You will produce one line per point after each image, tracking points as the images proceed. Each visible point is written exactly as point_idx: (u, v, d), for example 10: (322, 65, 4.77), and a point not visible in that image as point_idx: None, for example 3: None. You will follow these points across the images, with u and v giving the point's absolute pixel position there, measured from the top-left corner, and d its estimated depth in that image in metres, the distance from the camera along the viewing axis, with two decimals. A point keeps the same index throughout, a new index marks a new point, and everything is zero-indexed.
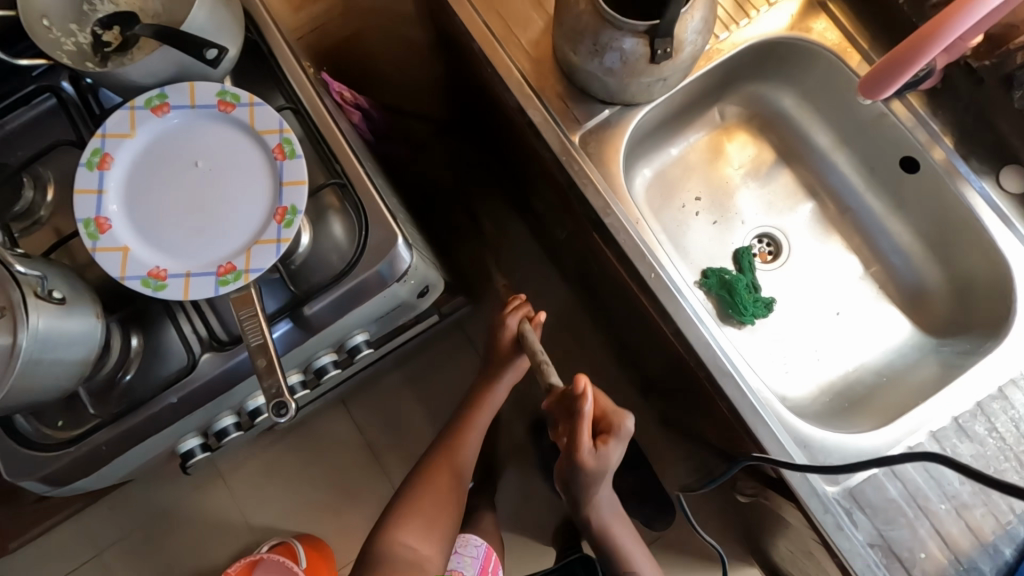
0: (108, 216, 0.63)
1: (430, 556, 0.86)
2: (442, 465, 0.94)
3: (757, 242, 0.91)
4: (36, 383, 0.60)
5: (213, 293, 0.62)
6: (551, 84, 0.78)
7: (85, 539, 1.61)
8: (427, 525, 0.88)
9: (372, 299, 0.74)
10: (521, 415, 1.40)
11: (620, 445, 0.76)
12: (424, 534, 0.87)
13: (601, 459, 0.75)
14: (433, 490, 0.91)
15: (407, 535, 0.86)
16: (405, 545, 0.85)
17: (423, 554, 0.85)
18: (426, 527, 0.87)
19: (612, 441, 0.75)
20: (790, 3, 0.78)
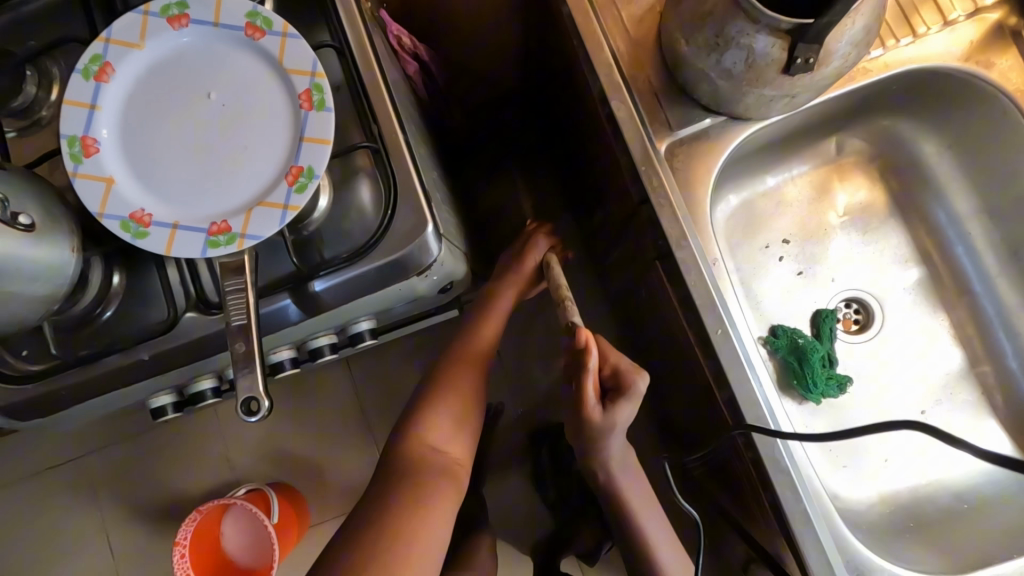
0: (97, 138, 0.53)
1: (458, 455, 0.75)
2: (460, 360, 0.80)
3: (844, 307, 0.76)
4: None
5: (199, 254, 0.52)
6: (645, 75, 0.64)
7: (72, 438, 1.61)
8: (453, 424, 0.75)
9: (386, 289, 0.63)
10: (526, 419, 1.30)
11: (632, 409, 0.66)
12: (453, 436, 0.75)
13: (608, 419, 0.66)
14: (457, 390, 0.78)
15: (430, 434, 0.73)
16: (428, 440, 0.73)
17: (453, 456, 0.74)
18: (452, 425, 0.76)
19: (624, 404, 0.65)
20: (972, 27, 0.61)
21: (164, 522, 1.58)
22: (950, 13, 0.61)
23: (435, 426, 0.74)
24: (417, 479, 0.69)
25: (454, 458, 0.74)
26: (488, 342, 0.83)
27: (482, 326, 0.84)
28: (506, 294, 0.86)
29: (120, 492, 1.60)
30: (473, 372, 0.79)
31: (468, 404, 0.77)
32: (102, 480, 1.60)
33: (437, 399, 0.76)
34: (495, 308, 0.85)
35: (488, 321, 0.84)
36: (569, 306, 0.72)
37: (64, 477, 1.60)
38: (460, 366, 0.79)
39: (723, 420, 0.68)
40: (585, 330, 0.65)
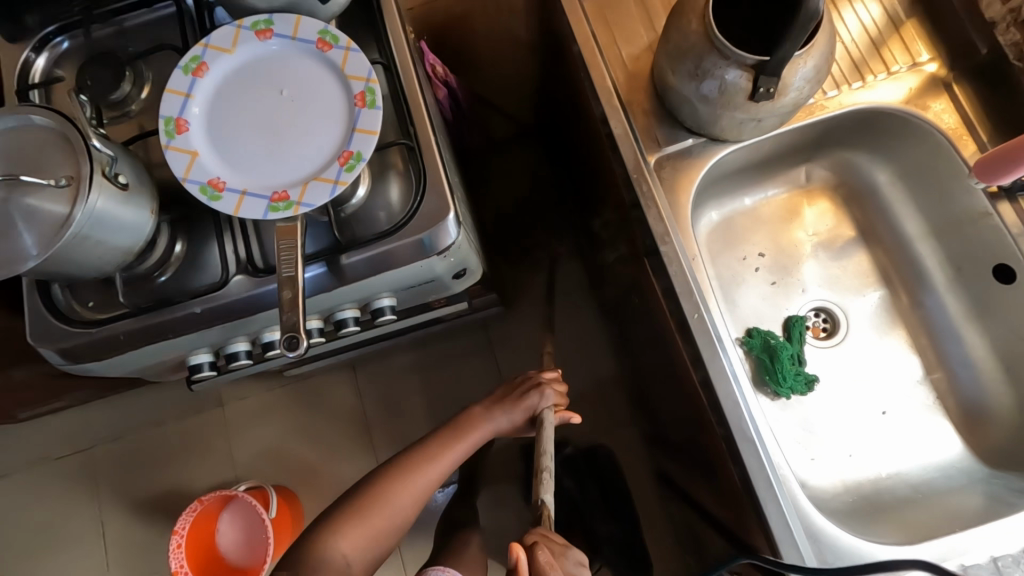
0: (188, 119, 0.65)
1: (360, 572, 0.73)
2: (461, 438, 0.80)
3: (813, 315, 0.85)
4: (79, 256, 0.63)
5: (260, 216, 0.63)
6: (640, 101, 0.76)
7: (85, 428, 1.68)
8: (371, 539, 0.73)
9: (407, 266, 0.73)
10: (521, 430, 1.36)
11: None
12: (363, 550, 0.73)
13: None
14: (446, 459, 0.79)
15: (349, 544, 0.72)
16: (340, 552, 0.72)
17: (420, 505, 0.77)
18: (434, 479, 0.78)
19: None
20: (911, 77, 0.74)
21: (160, 517, 1.61)
22: (893, 65, 0.74)
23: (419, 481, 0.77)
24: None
25: (376, 542, 0.74)
26: (439, 475, 0.78)
27: (439, 460, 0.79)
28: (495, 416, 0.83)
29: (122, 484, 1.64)
30: (408, 509, 0.76)
31: (389, 532, 0.75)
32: (107, 470, 1.65)
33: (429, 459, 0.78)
34: (441, 463, 0.78)
35: (487, 425, 0.82)
36: (543, 483, 0.69)
37: (72, 465, 1.66)
38: (384, 502, 0.75)
39: (699, 404, 0.76)
40: (517, 549, 0.58)
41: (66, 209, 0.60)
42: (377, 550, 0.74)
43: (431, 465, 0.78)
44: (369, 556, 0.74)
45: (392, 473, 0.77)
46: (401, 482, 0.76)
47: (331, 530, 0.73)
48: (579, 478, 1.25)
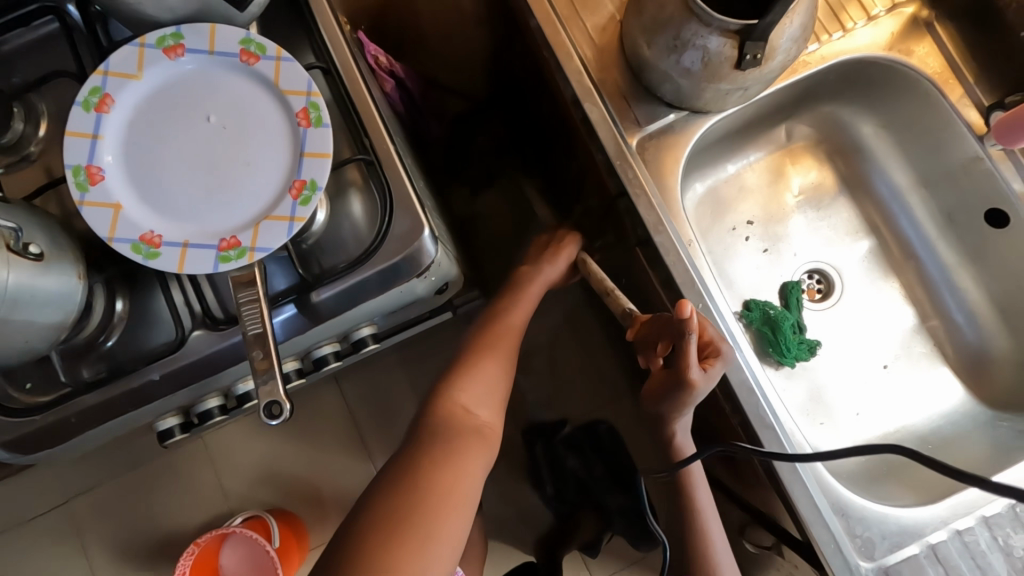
0: (101, 165, 0.55)
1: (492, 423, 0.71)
2: (499, 333, 0.82)
3: (807, 278, 0.83)
4: None
5: (210, 269, 0.54)
6: (612, 78, 0.70)
7: (56, 483, 1.57)
8: (487, 389, 0.74)
9: (386, 294, 0.67)
10: (518, 419, 1.34)
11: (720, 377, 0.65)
12: (485, 399, 0.73)
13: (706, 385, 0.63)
14: (492, 358, 0.78)
15: (468, 397, 0.72)
16: (461, 403, 0.71)
17: (484, 420, 0.70)
18: (486, 385, 0.74)
19: (719, 363, 0.63)
20: (892, 20, 0.69)
21: (157, 561, 1.54)
22: (872, 9, 0.69)
23: (468, 388, 0.73)
24: (448, 437, 0.65)
25: (490, 392, 0.74)
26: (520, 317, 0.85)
27: (519, 301, 0.87)
28: (556, 252, 0.93)
29: (109, 534, 1.55)
30: (506, 352, 0.79)
31: (502, 377, 0.77)
32: (90, 523, 1.56)
33: (469, 369, 0.75)
34: (516, 312, 0.86)
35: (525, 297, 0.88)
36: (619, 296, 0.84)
37: (50, 523, 1.56)
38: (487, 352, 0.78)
39: (709, 391, 0.74)
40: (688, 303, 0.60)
41: None
42: (494, 402, 0.73)
43: (473, 371, 0.75)
44: (493, 402, 0.74)
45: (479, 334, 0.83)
46: (495, 333, 0.81)
47: (446, 391, 0.72)
48: (582, 456, 1.30)
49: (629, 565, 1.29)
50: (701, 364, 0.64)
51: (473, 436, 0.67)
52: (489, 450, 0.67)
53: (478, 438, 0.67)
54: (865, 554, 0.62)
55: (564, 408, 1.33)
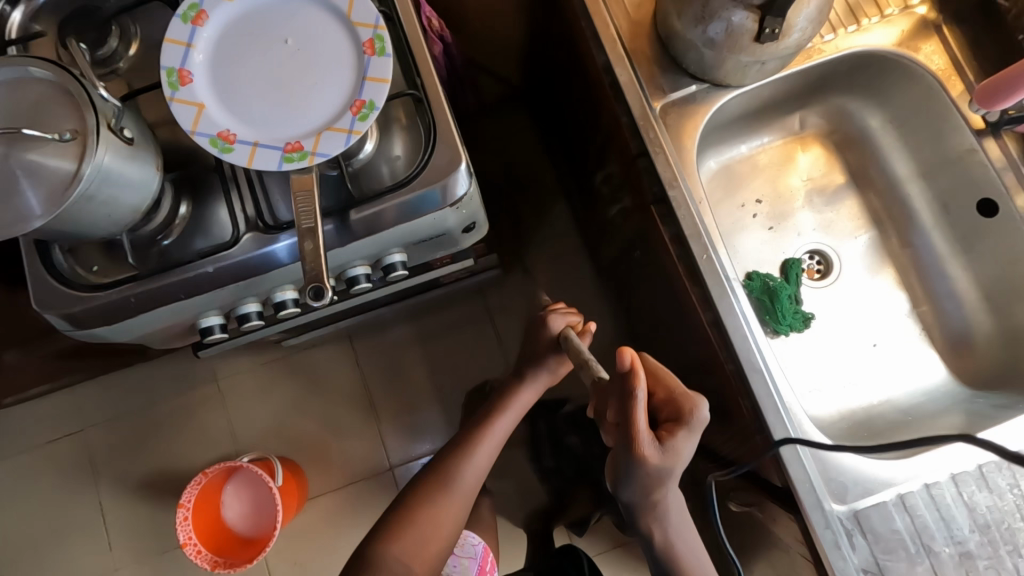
0: (191, 70, 0.63)
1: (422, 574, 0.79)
2: (445, 486, 0.84)
3: (807, 257, 0.89)
4: (90, 215, 0.61)
5: (275, 168, 0.62)
6: (643, 49, 0.77)
7: (77, 411, 1.65)
8: (418, 547, 0.79)
9: (420, 219, 0.74)
10: None
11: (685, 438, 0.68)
12: (418, 546, 0.79)
13: (670, 454, 0.66)
14: (434, 517, 0.82)
15: (400, 547, 0.79)
16: (398, 559, 0.78)
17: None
18: (425, 535, 0.80)
19: (683, 431, 0.67)
20: (903, 20, 0.76)
21: (162, 495, 1.60)
22: (886, 8, 0.76)
23: (405, 541, 0.79)
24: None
25: (435, 535, 0.81)
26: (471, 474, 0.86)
27: (483, 439, 0.88)
28: (518, 396, 0.91)
29: (120, 464, 1.63)
30: (446, 514, 0.82)
31: (436, 551, 0.81)
32: (104, 452, 1.63)
33: (415, 515, 0.81)
34: (495, 426, 0.89)
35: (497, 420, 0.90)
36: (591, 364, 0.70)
37: (67, 449, 1.64)
38: (435, 499, 0.82)
39: (706, 345, 0.80)
40: (629, 350, 0.63)
41: (74, 165, 0.58)
42: (436, 538, 0.81)
43: (418, 510, 0.81)
44: (438, 541, 0.81)
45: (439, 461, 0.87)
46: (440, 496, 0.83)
47: (376, 548, 0.79)
48: (581, 429, 1.34)
49: (616, 541, 1.32)
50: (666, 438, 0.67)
51: None
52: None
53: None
54: (837, 498, 0.67)
55: (566, 382, 1.39)
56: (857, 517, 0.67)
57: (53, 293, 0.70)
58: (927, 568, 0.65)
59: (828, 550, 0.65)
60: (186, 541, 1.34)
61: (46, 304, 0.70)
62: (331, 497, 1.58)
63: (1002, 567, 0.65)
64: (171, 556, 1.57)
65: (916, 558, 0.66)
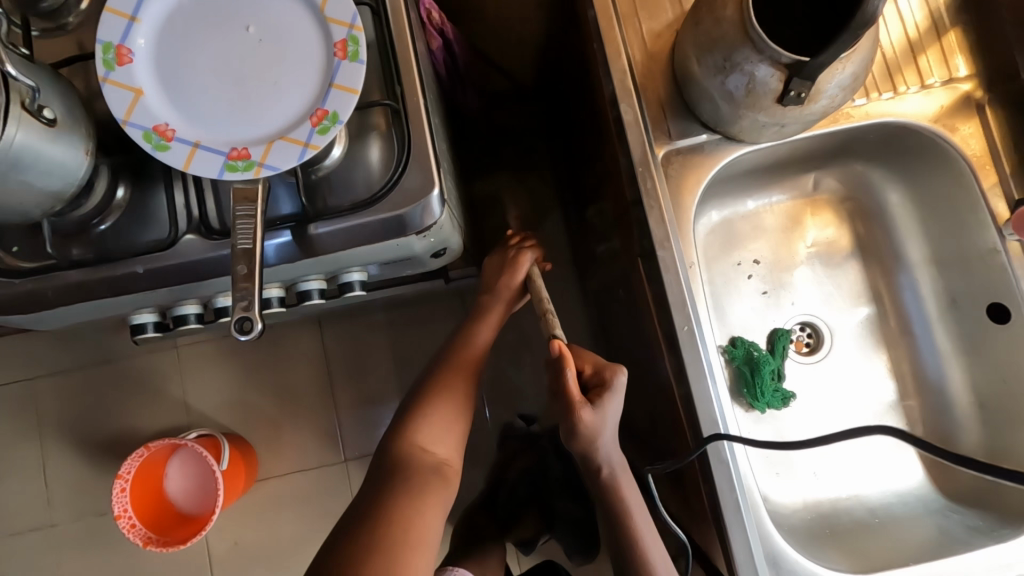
0: (132, 49, 0.55)
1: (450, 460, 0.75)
2: (454, 369, 0.80)
3: (798, 329, 0.82)
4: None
5: (215, 175, 0.54)
6: (655, 86, 0.69)
7: (31, 359, 1.59)
8: (444, 429, 0.76)
9: (382, 242, 0.66)
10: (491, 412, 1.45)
11: (617, 400, 0.71)
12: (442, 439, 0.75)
13: (599, 416, 0.69)
14: (438, 410, 0.77)
15: (424, 436, 0.74)
16: (422, 442, 0.73)
17: (442, 458, 0.74)
18: (444, 429, 0.76)
19: (608, 396, 0.70)
20: (945, 93, 0.68)
21: (105, 456, 1.56)
22: (928, 77, 0.69)
23: (426, 433, 0.74)
24: (413, 479, 0.69)
25: (445, 435, 0.76)
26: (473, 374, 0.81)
27: (482, 329, 0.85)
28: (494, 309, 0.86)
29: (68, 419, 1.57)
30: (461, 386, 0.79)
31: (459, 412, 0.78)
32: (52, 404, 1.58)
33: (435, 395, 0.78)
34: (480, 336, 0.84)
35: (485, 326, 0.85)
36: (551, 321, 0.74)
37: (14, 395, 1.58)
38: (445, 398, 0.78)
39: (675, 413, 0.74)
40: (556, 341, 0.69)
41: None
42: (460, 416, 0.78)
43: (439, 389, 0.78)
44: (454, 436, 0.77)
45: (444, 362, 0.82)
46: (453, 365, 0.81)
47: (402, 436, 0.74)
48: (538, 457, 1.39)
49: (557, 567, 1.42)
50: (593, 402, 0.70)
51: (432, 479, 0.70)
52: (447, 491, 0.71)
53: (436, 480, 0.70)
54: None
55: None
56: None
57: None
58: None
59: None
60: (121, 513, 1.30)
61: None
62: (279, 482, 1.54)
63: None
64: (105, 519, 1.53)
65: None
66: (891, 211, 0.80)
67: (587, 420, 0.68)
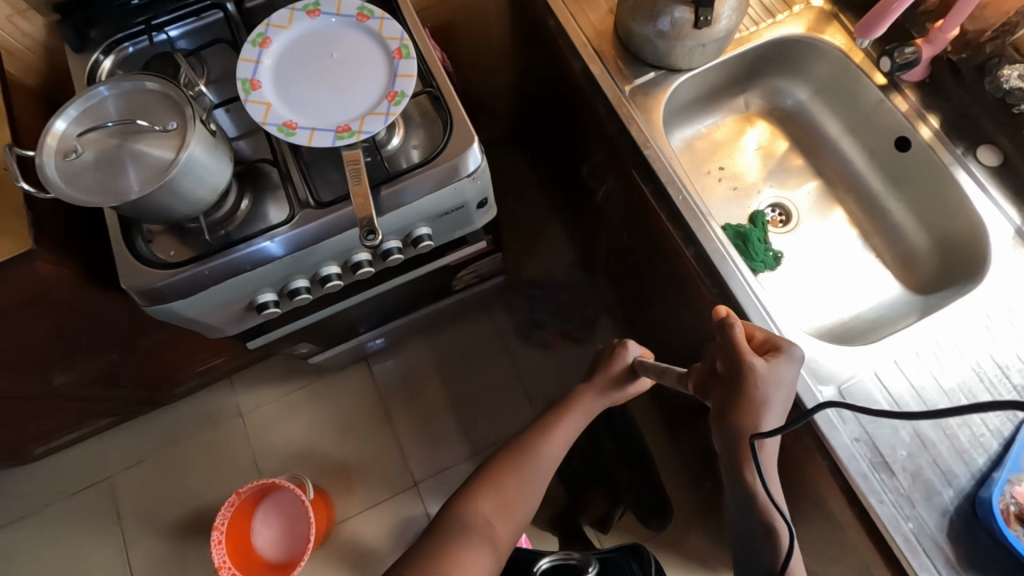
0: (260, 79, 0.80)
1: (501, 535, 0.76)
2: (525, 450, 0.83)
3: (770, 210, 1.04)
4: (183, 189, 0.74)
5: (330, 145, 0.77)
6: (610, 51, 0.97)
7: (102, 459, 1.68)
8: (502, 505, 0.78)
9: (444, 187, 0.88)
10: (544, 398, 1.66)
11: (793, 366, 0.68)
12: (499, 513, 0.78)
13: (772, 371, 0.67)
14: (500, 485, 0.80)
15: (481, 510, 0.77)
16: (476, 514, 0.76)
17: (494, 532, 0.76)
18: (500, 506, 0.78)
19: (782, 356, 0.68)
20: (808, 12, 0.97)
21: (187, 535, 1.60)
22: (794, 4, 0.97)
23: (487, 503, 0.78)
24: (455, 536, 0.73)
25: (512, 506, 0.79)
26: (551, 459, 0.84)
27: (570, 414, 0.87)
28: (592, 396, 0.87)
29: (145, 509, 1.63)
30: (527, 471, 0.81)
31: (523, 492, 0.80)
32: (127, 498, 1.64)
33: (498, 474, 0.80)
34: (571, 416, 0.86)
35: (574, 414, 0.87)
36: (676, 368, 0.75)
37: (90, 496, 1.64)
38: (507, 475, 0.80)
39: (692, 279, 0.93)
40: (724, 306, 0.72)
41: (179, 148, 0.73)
42: (513, 513, 0.78)
43: (511, 469, 0.81)
44: (514, 514, 0.79)
45: (521, 443, 0.84)
46: (523, 450, 0.83)
47: (463, 504, 0.78)
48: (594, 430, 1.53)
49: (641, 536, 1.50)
50: (765, 360, 0.68)
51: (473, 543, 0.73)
52: (490, 556, 0.74)
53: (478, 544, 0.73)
54: (823, 381, 0.78)
55: None
56: (842, 394, 0.78)
57: (139, 271, 0.82)
58: (910, 432, 0.75)
59: (825, 428, 0.75)
60: (220, 564, 1.34)
61: (129, 281, 0.82)
62: (356, 521, 1.60)
63: (973, 426, 0.75)
64: None
65: (898, 424, 0.76)
66: (806, 108, 1.06)
67: (757, 365, 0.66)
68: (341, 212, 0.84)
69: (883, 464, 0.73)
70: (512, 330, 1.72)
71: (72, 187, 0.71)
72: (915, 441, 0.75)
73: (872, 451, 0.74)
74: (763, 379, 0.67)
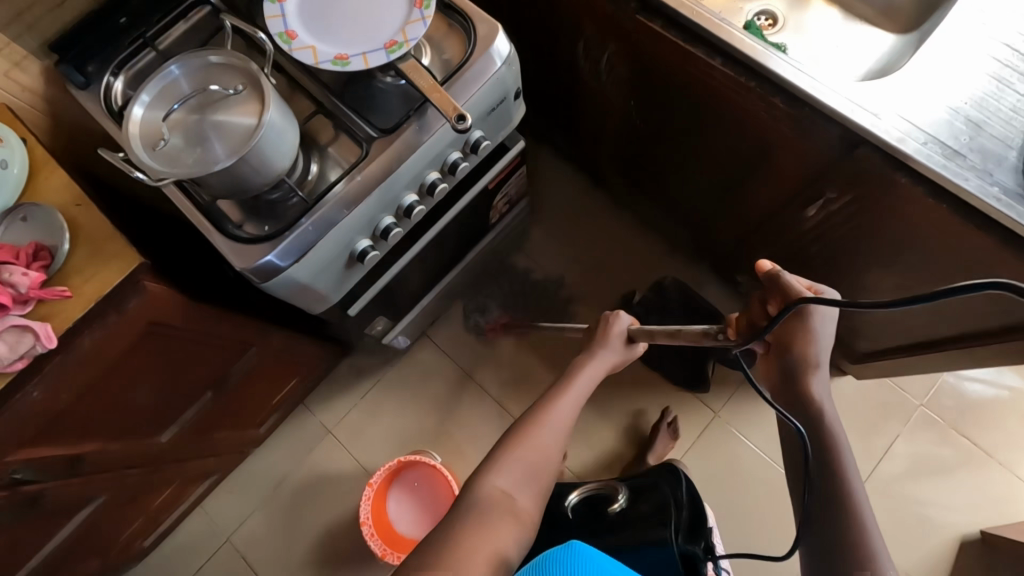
0: (294, 28, 0.84)
1: (527, 509, 0.76)
2: (539, 421, 0.84)
3: (760, 17, 1.15)
4: (269, 134, 0.75)
5: (385, 61, 0.81)
6: None
7: (213, 526, 1.65)
8: (522, 474, 0.78)
9: (487, 81, 0.91)
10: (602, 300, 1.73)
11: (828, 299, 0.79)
12: (522, 484, 0.78)
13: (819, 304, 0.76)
14: (524, 453, 0.80)
15: (502, 482, 0.77)
16: (497, 487, 0.76)
17: (521, 504, 0.75)
18: (522, 478, 0.78)
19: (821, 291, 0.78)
20: None
21: (327, 558, 1.62)
22: None
23: (506, 473, 0.78)
24: (478, 514, 0.72)
25: (535, 476, 0.79)
26: (564, 423, 0.86)
27: (576, 383, 0.90)
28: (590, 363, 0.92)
29: (277, 552, 1.63)
30: (544, 444, 0.82)
31: (539, 461, 0.81)
32: (255, 550, 1.63)
33: (511, 449, 0.81)
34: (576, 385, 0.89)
35: (579, 380, 0.89)
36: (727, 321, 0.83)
37: (217, 564, 1.62)
38: (523, 445, 0.81)
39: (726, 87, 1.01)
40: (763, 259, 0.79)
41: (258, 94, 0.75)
42: (535, 484, 0.79)
43: (525, 441, 0.82)
44: (536, 482, 0.79)
45: (533, 413, 0.86)
46: (536, 421, 0.84)
47: (480, 480, 0.77)
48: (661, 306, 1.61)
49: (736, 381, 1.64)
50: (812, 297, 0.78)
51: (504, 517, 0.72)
52: (518, 528, 0.73)
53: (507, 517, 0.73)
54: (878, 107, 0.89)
55: None
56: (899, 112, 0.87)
57: (250, 248, 0.83)
58: (961, 119, 0.87)
59: (896, 145, 0.85)
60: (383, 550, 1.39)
61: (244, 261, 0.83)
62: None
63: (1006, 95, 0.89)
64: None
65: (951, 118, 0.87)
66: None
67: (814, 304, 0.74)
68: (410, 129, 0.88)
69: (952, 152, 0.85)
70: (547, 253, 1.77)
71: (178, 168, 0.73)
72: (969, 124, 0.87)
73: (941, 147, 0.85)
74: (810, 322, 0.77)
